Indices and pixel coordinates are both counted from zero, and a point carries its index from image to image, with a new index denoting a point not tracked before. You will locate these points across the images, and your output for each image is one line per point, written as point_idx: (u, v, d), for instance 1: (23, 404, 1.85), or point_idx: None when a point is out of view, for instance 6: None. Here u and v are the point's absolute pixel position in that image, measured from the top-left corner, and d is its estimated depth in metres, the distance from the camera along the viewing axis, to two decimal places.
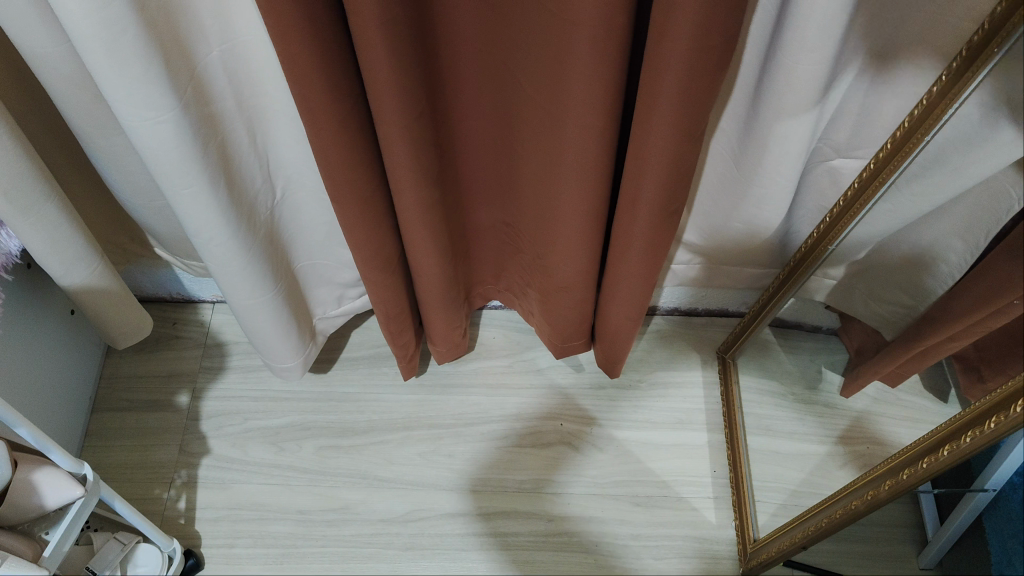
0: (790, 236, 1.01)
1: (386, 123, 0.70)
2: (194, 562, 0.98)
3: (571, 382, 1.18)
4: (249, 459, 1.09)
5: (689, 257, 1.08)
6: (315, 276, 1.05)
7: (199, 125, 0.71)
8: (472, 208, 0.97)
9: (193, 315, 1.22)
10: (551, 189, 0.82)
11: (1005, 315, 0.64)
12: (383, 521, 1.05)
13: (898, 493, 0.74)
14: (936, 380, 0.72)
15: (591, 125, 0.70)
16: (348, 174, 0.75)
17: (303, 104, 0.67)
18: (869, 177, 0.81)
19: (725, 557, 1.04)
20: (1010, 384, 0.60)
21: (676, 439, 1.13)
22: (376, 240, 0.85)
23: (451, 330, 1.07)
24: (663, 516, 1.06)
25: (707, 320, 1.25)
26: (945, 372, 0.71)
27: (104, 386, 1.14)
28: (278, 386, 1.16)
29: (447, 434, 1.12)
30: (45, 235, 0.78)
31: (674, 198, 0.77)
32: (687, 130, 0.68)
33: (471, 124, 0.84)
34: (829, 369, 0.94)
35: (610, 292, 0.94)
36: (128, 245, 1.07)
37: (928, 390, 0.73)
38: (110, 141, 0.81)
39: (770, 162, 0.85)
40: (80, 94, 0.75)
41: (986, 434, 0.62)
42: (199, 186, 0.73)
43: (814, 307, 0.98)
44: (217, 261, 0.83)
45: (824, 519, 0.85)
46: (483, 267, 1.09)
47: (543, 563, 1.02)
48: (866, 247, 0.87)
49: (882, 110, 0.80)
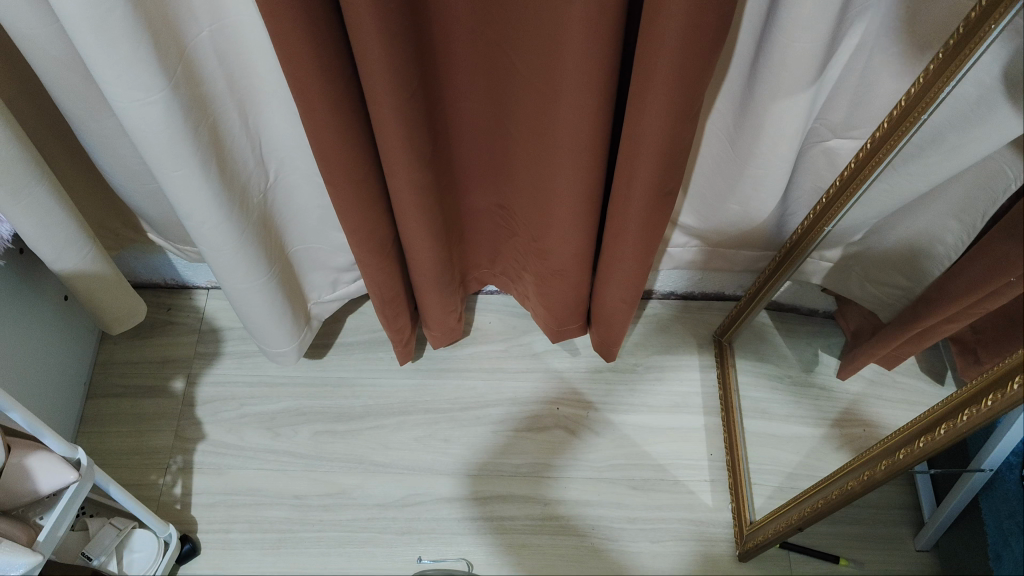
0: (786, 218, 1.00)
1: (379, 104, 0.70)
2: (190, 547, 0.98)
3: (568, 366, 1.17)
4: (245, 445, 1.09)
5: (686, 239, 1.07)
6: (309, 260, 1.04)
7: (189, 105, 0.70)
8: (467, 191, 0.96)
9: (187, 301, 1.21)
10: (547, 170, 0.81)
11: (1001, 297, 0.64)
12: (380, 506, 1.05)
13: (895, 473, 0.73)
14: (933, 362, 0.72)
15: (585, 105, 0.69)
16: (341, 154, 0.74)
17: (294, 82, 0.66)
18: (865, 157, 0.80)
19: (722, 540, 1.04)
20: (1006, 362, 0.60)
21: (674, 422, 1.13)
22: (369, 223, 0.84)
23: (446, 314, 1.07)
24: (660, 499, 1.06)
25: (704, 303, 1.24)
26: (942, 353, 0.71)
27: (99, 372, 1.14)
28: (273, 371, 1.15)
29: (444, 418, 1.12)
30: (36, 219, 0.78)
31: (669, 178, 0.76)
32: (683, 109, 0.67)
33: (465, 105, 0.83)
34: (825, 352, 0.93)
35: (605, 274, 0.94)
36: (121, 231, 1.05)
37: (925, 372, 0.73)
38: (101, 123, 0.80)
39: (767, 144, 0.84)
40: (70, 76, 0.74)
41: (983, 412, 0.62)
42: (191, 168, 0.73)
43: (811, 290, 0.98)
44: (210, 245, 0.82)
45: (820, 501, 0.85)
46: (478, 250, 1.08)
47: (540, 547, 1.03)
48: (864, 229, 0.86)
49: (879, 89, 0.79)
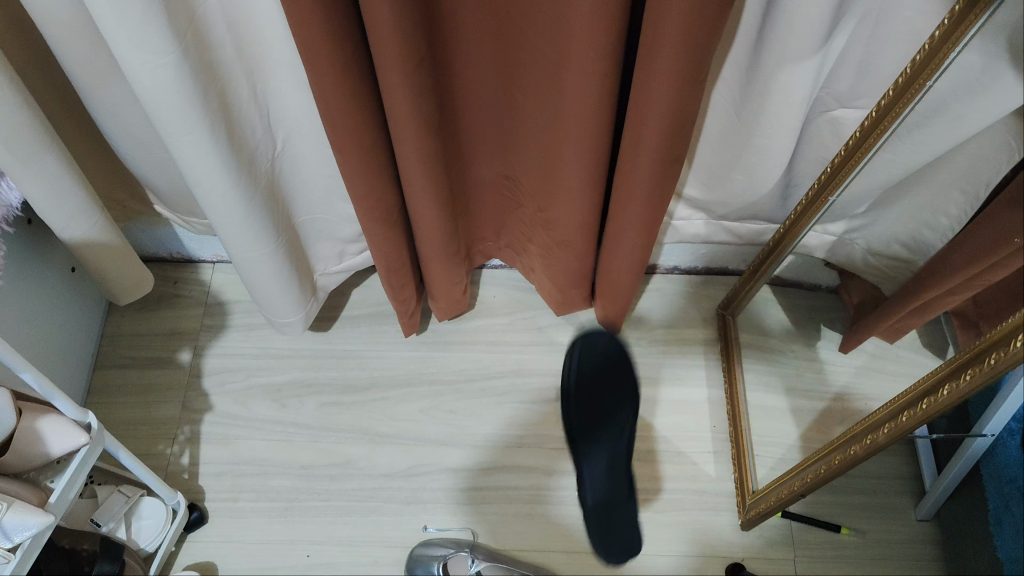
0: (789, 189, 1.00)
1: (387, 70, 0.70)
2: (198, 516, 0.99)
3: (572, 339, 1.18)
4: (251, 415, 1.10)
5: (691, 213, 1.07)
6: (315, 231, 1.04)
7: (199, 69, 0.70)
8: (474, 161, 0.97)
9: (193, 274, 1.21)
10: (555, 137, 0.82)
11: (1004, 271, 0.67)
12: (385, 476, 1.06)
13: (897, 436, 0.74)
14: (935, 338, 0.73)
15: (593, 71, 0.69)
16: (349, 119, 0.74)
17: (303, 47, 0.66)
18: (871, 125, 0.77)
19: (724, 509, 1.05)
20: (1008, 322, 0.61)
21: (677, 395, 1.14)
22: (377, 191, 0.85)
23: (451, 286, 1.07)
24: (663, 470, 1.07)
25: (707, 278, 1.25)
26: (944, 328, 0.72)
27: (105, 344, 1.14)
28: (279, 343, 1.16)
29: (449, 390, 1.13)
30: (47, 186, 0.78)
31: (676, 145, 0.76)
32: (690, 75, 0.67)
33: (473, 74, 0.83)
34: (828, 328, 0.96)
35: (610, 244, 0.95)
36: (128, 202, 1.06)
37: (926, 348, 0.74)
38: (109, 90, 0.80)
39: (773, 113, 0.84)
40: (80, 42, 0.74)
41: (984, 372, 0.62)
42: (200, 132, 0.73)
43: (814, 264, 0.98)
44: (219, 211, 0.82)
45: (822, 467, 0.86)
46: (483, 222, 1.09)
47: (544, 517, 1.04)
48: (867, 202, 0.86)
49: (885, 57, 0.79)
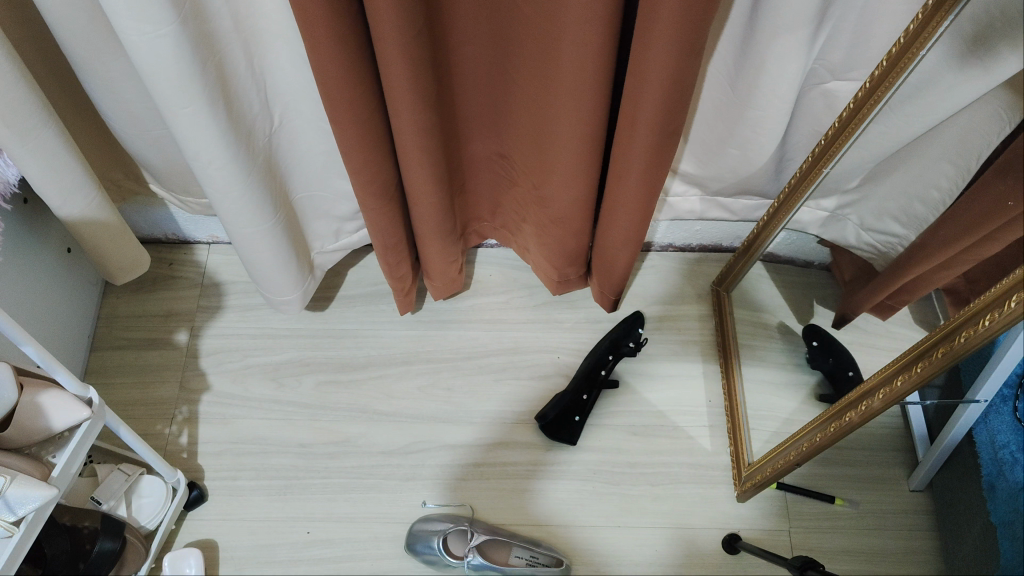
0: (784, 163, 1.01)
1: (384, 40, 0.69)
2: (197, 494, 1.00)
3: (568, 317, 1.18)
4: (249, 394, 1.10)
5: (686, 188, 1.08)
6: (312, 209, 1.04)
7: (197, 41, 0.70)
8: (470, 137, 0.97)
9: (189, 255, 1.21)
10: (552, 110, 0.82)
11: (997, 243, 0.66)
12: (383, 453, 1.06)
13: (892, 401, 0.76)
14: (926, 314, 0.73)
15: (590, 41, 0.69)
16: (347, 90, 0.74)
17: (299, 14, 0.66)
18: (864, 97, 0.78)
19: (721, 482, 1.06)
20: (1001, 284, 0.62)
21: (673, 371, 1.15)
22: (374, 166, 0.85)
23: (447, 264, 1.08)
24: (660, 444, 1.09)
25: (701, 255, 1.26)
26: (935, 307, 0.72)
27: (101, 325, 1.14)
28: (276, 323, 1.16)
29: (446, 367, 1.14)
30: (44, 163, 0.78)
31: (673, 118, 0.77)
32: (688, 45, 0.67)
33: (469, 49, 0.83)
34: (821, 303, 0.95)
35: (607, 219, 0.95)
36: (123, 182, 1.05)
37: (917, 324, 0.74)
38: (105, 64, 0.80)
39: (768, 85, 0.85)
40: (76, 15, 0.73)
41: (979, 333, 0.64)
42: (200, 105, 0.73)
43: (806, 241, 0.99)
44: (217, 187, 0.82)
45: (818, 435, 0.87)
46: (480, 200, 1.09)
47: (542, 491, 1.05)
48: (859, 175, 0.87)
49: (879, 29, 0.80)
